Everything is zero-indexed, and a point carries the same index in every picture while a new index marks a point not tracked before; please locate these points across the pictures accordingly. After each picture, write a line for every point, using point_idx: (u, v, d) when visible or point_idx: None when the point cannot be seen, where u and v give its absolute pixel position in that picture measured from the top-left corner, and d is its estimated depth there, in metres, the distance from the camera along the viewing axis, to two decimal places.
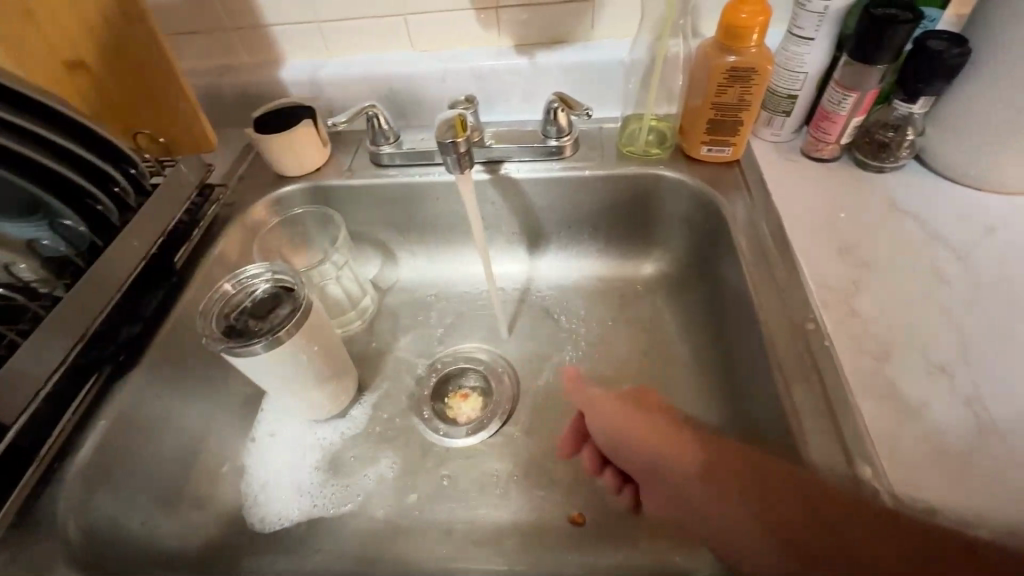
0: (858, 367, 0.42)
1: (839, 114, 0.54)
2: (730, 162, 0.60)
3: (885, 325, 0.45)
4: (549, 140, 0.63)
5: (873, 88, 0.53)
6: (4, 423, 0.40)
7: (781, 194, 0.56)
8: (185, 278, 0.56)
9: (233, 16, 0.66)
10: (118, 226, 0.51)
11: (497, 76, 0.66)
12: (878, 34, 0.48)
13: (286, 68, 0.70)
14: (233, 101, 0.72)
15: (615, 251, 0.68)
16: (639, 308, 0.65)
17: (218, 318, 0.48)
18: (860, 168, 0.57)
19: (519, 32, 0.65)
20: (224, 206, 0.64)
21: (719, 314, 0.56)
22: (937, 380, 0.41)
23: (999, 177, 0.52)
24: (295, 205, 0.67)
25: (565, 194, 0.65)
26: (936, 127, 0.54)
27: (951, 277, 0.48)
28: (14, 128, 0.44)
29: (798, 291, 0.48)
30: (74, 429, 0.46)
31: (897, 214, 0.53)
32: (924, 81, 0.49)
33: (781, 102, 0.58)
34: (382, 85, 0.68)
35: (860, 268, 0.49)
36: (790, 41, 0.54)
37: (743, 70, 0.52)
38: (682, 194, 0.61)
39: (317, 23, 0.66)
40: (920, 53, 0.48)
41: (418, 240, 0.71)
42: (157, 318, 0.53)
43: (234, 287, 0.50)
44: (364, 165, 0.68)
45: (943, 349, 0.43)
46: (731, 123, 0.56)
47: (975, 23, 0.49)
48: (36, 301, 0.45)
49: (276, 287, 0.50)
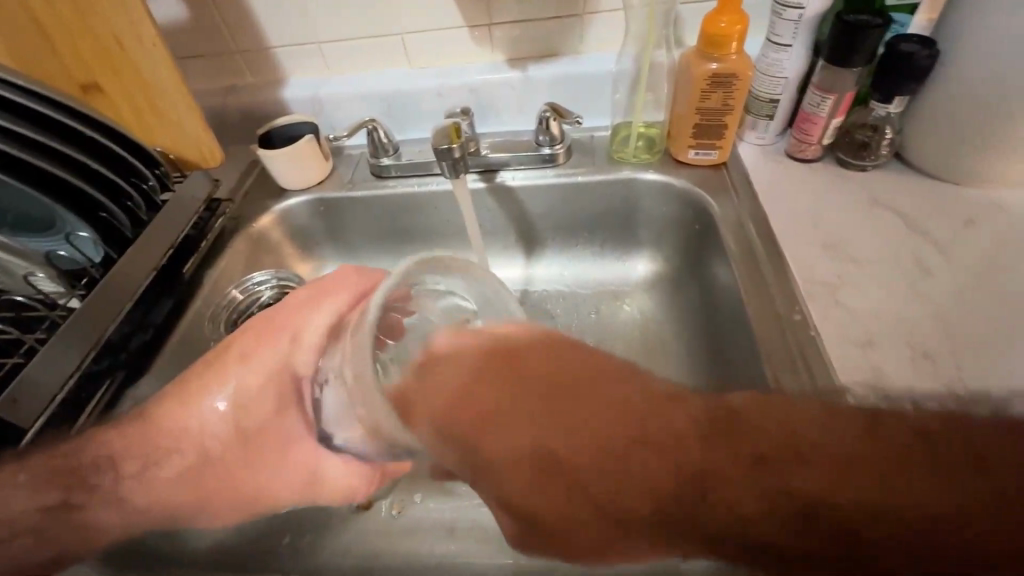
0: (844, 356, 0.44)
1: (819, 116, 0.57)
2: (718, 165, 0.63)
3: (868, 313, 0.46)
4: (543, 148, 0.66)
5: (851, 91, 0.55)
6: (40, 406, 0.44)
7: (766, 191, 0.58)
8: (194, 287, 0.59)
9: (238, 40, 0.69)
10: (131, 238, 0.53)
11: (491, 89, 0.69)
12: (853, 38, 0.50)
13: (288, 86, 0.72)
14: (239, 120, 0.74)
15: (609, 254, 0.70)
16: (631, 309, 0.67)
17: (224, 322, 0.60)
18: (843, 169, 0.59)
19: (511, 47, 0.68)
20: (230, 219, 0.66)
21: (709, 311, 0.59)
22: (921, 366, 0.42)
23: (976, 171, 0.54)
24: (299, 217, 0.70)
25: (562, 199, 0.67)
26: (911, 127, 0.56)
27: (933, 267, 0.49)
28: (14, 138, 0.46)
29: (785, 284, 0.50)
30: (87, 434, 0.47)
31: (879, 209, 0.55)
32: (897, 83, 0.52)
33: (764, 107, 0.60)
34: (380, 100, 0.71)
35: (845, 261, 0.51)
36: (769, 48, 0.56)
37: (726, 75, 0.55)
38: (664, 195, 0.64)
39: (319, 43, 0.69)
40: (891, 56, 0.51)
41: (418, 246, 0.74)
42: (164, 329, 0.55)
43: (241, 293, 0.62)
44: (364, 177, 0.70)
45: (925, 337, 0.44)
46: (716, 127, 0.59)
47: (941, 27, 0.52)
48: (53, 311, 0.48)
49: (279, 287, 0.64)
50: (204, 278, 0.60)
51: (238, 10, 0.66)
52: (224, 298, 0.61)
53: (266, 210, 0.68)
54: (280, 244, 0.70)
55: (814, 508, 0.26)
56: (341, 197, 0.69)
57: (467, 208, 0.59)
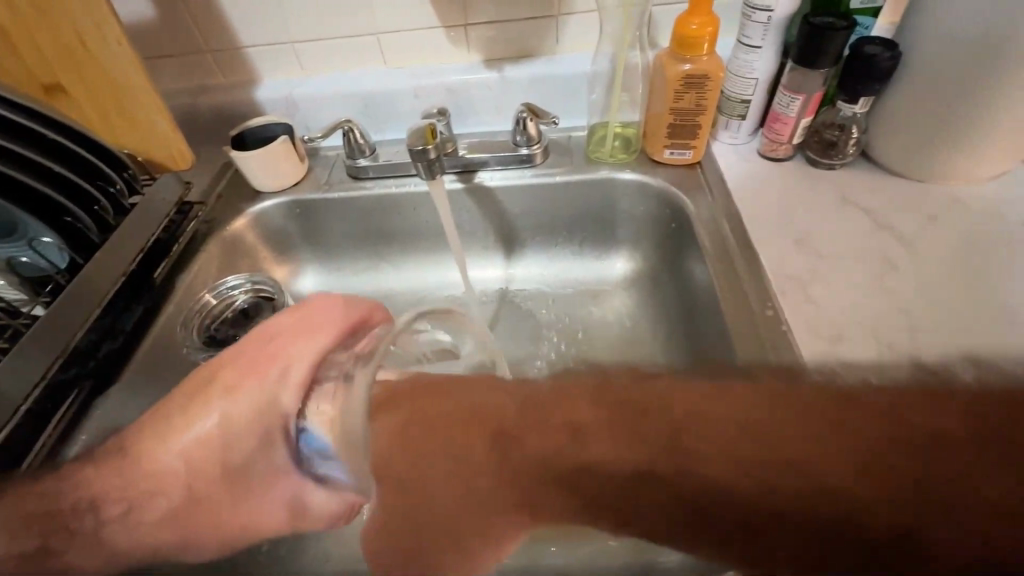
0: (815, 350, 0.45)
1: (788, 116, 0.58)
2: (692, 164, 0.64)
3: (837, 307, 0.48)
4: (520, 148, 0.66)
5: (818, 91, 0.56)
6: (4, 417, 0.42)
7: (740, 189, 0.59)
8: (165, 292, 0.58)
9: (208, 39, 0.67)
10: (98, 244, 0.52)
11: (468, 89, 0.69)
12: (819, 40, 0.52)
13: (262, 87, 0.71)
14: (211, 121, 0.73)
15: (588, 253, 0.71)
16: (610, 308, 0.68)
17: (198, 328, 0.58)
18: (813, 167, 0.61)
19: (487, 47, 0.68)
20: (203, 222, 0.65)
21: (686, 309, 0.60)
22: (888, 358, 0.44)
23: (938, 169, 0.56)
24: (274, 220, 0.69)
25: (541, 199, 0.67)
26: (876, 127, 0.57)
27: (898, 262, 0.51)
28: None
29: (758, 281, 0.51)
30: (55, 445, 0.46)
31: (847, 206, 0.56)
32: (862, 84, 0.53)
33: (736, 107, 0.61)
34: (356, 101, 0.70)
35: (815, 257, 0.52)
36: (740, 50, 0.57)
37: (698, 76, 0.55)
38: (642, 195, 0.65)
39: (292, 43, 0.68)
40: (856, 58, 0.52)
41: (397, 247, 0.73)
42: (136, 335, 0.54)
43: (215, 298, 0.61)
44: (341, 178, 0.69)
45: (892, 330, 0.46)
46: (690, 127, 0.60)
47: (903, 30, 0.53)
48: (16, 319, 0.46)
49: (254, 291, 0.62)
50: (176, 283, 0.59)
51: (208, 9, 0.65)
52: (197, 303, 0.59)
53: (240, 212, 0.66)
54: (255, 247, 0.69)
55: (838, 496, 0.23)
56: (317, 199, 0.68)
57: (445, 210, 0.59)
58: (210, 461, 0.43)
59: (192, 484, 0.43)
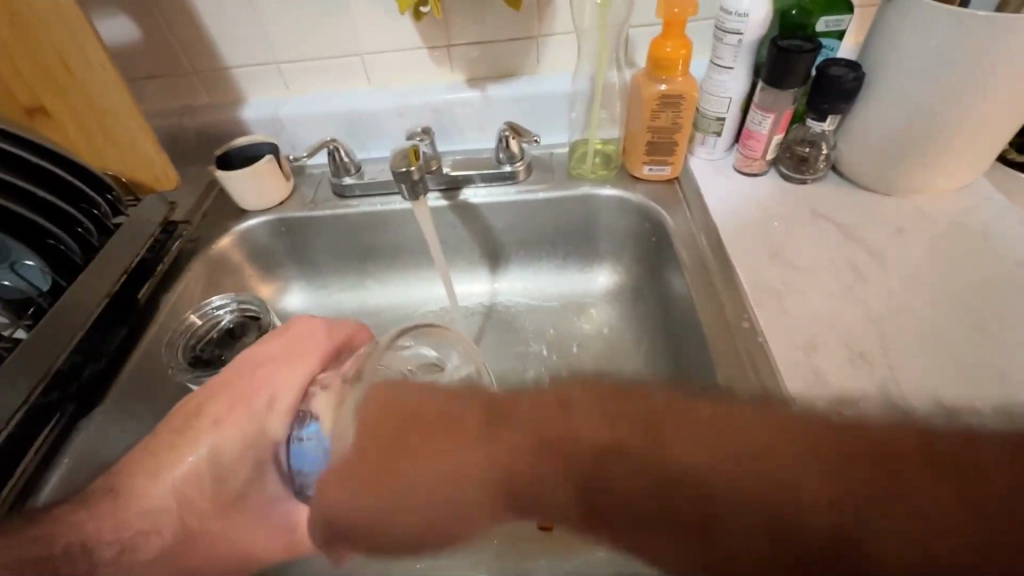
0: (790, 360, 0.46)
1: (761, 133, 0.60)
2: (671, 179, 0.66)
3: (810, 317, 0.49)
4: (503, 165, 0.68)
5: (788, 110, 0.59)
6: None
7: (716, 204, 0.61)
8: (150, 312, 0.58)
9: (194, 60, 0.68)
10: (82, 266, 0.52)
11: (452, 108, 0.70)
12: (787, 62, 0.54)
13: (247, 107, 0.72)
14: (195, 141, 0.73)
15: (571, 267, 0.72)
16: (594, 321, 0.69)
17: (184, 350, 0.57)
18: (786, 182, 0.63)
19: (470, 68, 0.69)
20: (188, 241, 0.65)
21: (667, 321, 0.61)
22: (859, 366, 0.45)
23: (903, 183, 0.58)
24: (260, 238, 0.69)
25: (524, 215, 0.69)
26: (844, 143, 0.60)
27: (867, 273, 0.53)
28: None
29: (734, 293, 0.53)
30: (36, 470, 0.46)
31: (819, 219, 0.58)
32: (828, 103, 0.56)
33: (711, 125, 0.63)
34: (341, 119, 0.71)
35: (789, 269, 0.54)
36: (713, 70, 0.59)
37: (673, 96, 0.57)
38: (622, 211, 0.66)
39: (277, 64, 0.69)
40: (822, 79, 0.55)
41: (383, 264, 0.74)
42: (120, 356, 0.54)
43: (200, 319, 0.60)
44: (327, 196, 0.70)
45: (863, 339, 0.47)
46: (667, 144, 0.62)
47: (866, 52, 0.56)
48: None
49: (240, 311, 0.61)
50: (160, 303, 0.59)
51: (193, 31, 0.66)
52: (184, 323, 0.59)
53: (225, 231, 0.67)
54: (240, 265, 0.69)
55: (809, 510, 0.22)
56: (302, 218, 0.68)
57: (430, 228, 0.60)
58: (195, 481, 0.43)
59: (171, 500, 0.42)
